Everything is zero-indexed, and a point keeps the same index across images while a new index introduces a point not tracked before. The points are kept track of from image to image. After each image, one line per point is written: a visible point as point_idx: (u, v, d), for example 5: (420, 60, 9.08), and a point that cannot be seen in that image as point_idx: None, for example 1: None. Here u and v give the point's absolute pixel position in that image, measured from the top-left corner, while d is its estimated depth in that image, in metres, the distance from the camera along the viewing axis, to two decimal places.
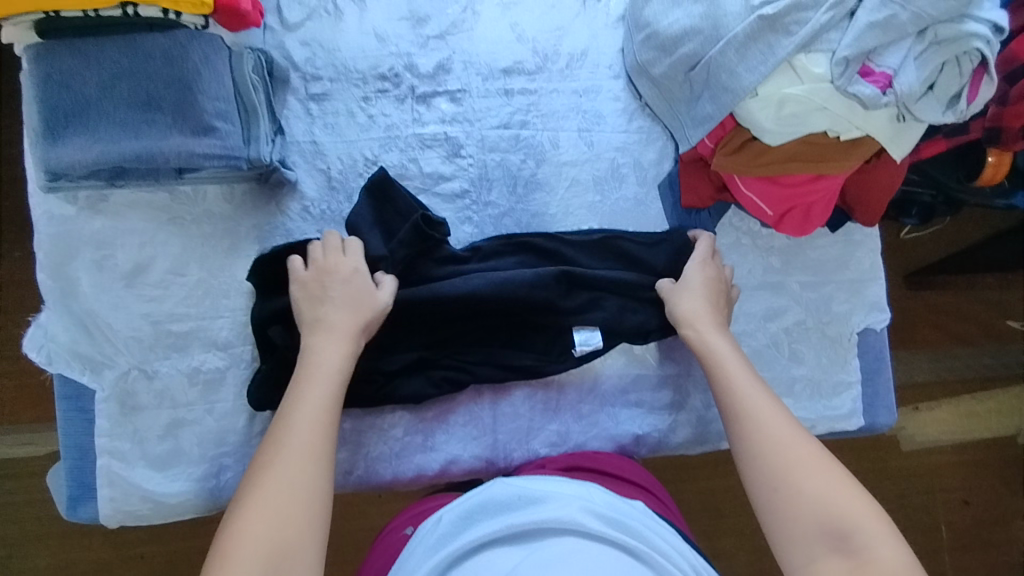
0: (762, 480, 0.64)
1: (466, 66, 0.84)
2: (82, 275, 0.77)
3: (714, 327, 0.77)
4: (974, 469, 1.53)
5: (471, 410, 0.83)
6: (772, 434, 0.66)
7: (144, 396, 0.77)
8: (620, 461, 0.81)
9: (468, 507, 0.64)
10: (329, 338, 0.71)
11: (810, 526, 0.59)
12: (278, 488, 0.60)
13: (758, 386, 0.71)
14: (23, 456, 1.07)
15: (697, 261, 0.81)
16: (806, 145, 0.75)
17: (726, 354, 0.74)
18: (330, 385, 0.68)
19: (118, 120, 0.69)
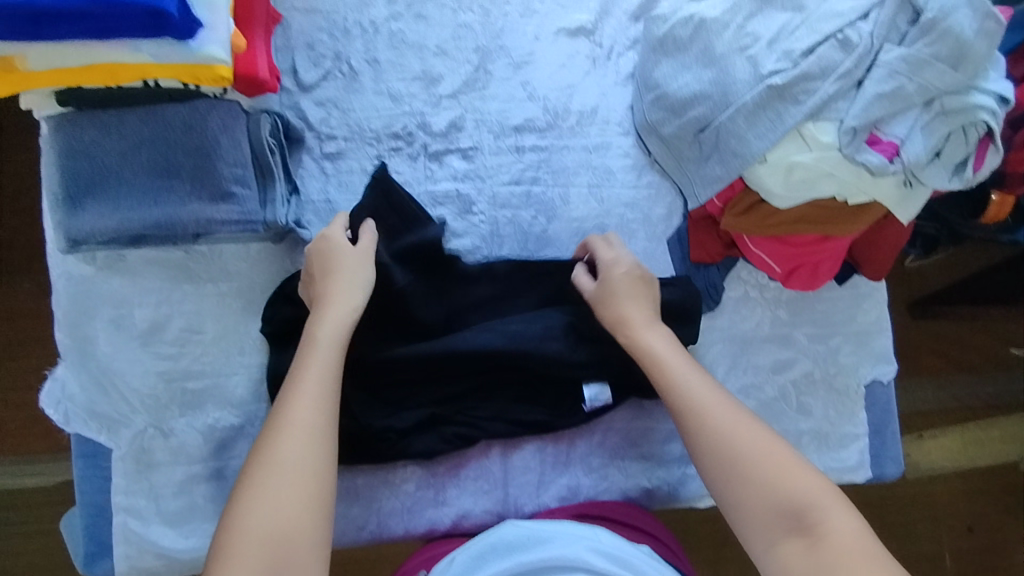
0: (720, 473, 0.65)
1: (478, 125, 0.85)
2: (99, 334, 0.78)
3: (646, 323, 0.75)
4: (979, 497, 1.54)
5: (482, 465, 0.84)
6: (723, 427, 0.66)
7: (159, 453, 0.78)
8: (629, 509, 0.82)
9: (480, 548, 0.68)
10: (334, 310, 0.70)
11: (765, 512, 0.62)
12: (278, 471, 0.60)
13: (704, 379, 0.71)
14: (33, 488, 1.07)
15: (604, 264, 0.78)
16: (814, 208, 0.77)
17: (664, 349, 0.73)
18: (330, 360, 0.67)
19: (138, 188, 0.71)
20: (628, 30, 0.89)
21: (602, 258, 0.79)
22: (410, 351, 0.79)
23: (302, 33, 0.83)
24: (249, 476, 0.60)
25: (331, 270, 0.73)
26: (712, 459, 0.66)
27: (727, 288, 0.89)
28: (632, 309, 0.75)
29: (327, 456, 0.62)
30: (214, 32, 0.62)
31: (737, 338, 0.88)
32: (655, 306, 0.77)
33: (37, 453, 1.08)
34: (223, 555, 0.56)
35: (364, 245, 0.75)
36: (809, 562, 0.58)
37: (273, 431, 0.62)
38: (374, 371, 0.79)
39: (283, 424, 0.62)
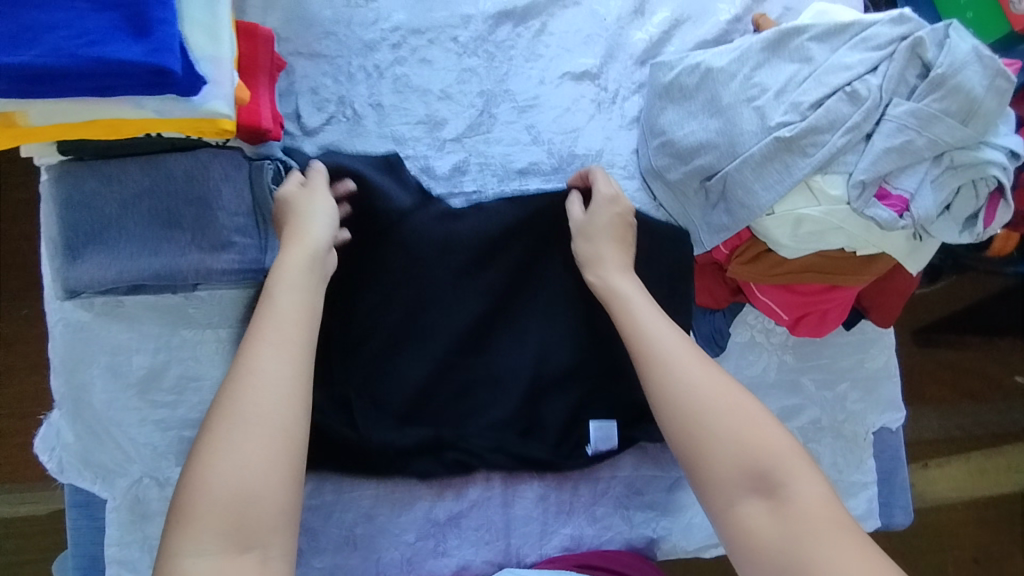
0: (683, 426, 0.64)
1: (482, 169, 0.84)
2: (95, 381, 0.76)
3: (618, 270, 0.76)
4: (985, 527, 1.52)
5: (485, 515, 0.82)
6: (690, 382, 0.65)
7: (155, 504, 0.77)
8: (634, 557, 0.80)
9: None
10: (299, 252, 0.68)
11: (728, 467, 0.61)
12: (241, 424, 0.58)
13: (672, 332, 0.70)
14: (25, 517, 1.05)
15: (603, 198, 0.78)
16: (822, 258, 0.76)
17: (631, 297, 0.73)
18: (295, 305, 0.65)
19: (138, 238, 0.70)
20: (633, 74, 0.89)
21: (601, 191, 0.79)
22: (416, 363, 0.78)
23: (306, 78, 0.82)
24: (210, 428, 0.59)
25: (288, 215, 0.71)
26: (674, 414, 0.65)
27: (733, 333, 0.88)
28: (606, 248, 0.77)
29: (298, 414, 0.61)
30: (218, 87, 0.62)
31: (745, 385, 0.87)
32: (630, 255, 0.78)
33: (31, 481, 1.06)
34: (184, 512, 0.55)
35: (315, 185, 0.73)
36: (771, 522, 0.58)
37: (236, 379, 0.60)
38: (381, 382, 0.77)
39: (246, 373, 0.61)
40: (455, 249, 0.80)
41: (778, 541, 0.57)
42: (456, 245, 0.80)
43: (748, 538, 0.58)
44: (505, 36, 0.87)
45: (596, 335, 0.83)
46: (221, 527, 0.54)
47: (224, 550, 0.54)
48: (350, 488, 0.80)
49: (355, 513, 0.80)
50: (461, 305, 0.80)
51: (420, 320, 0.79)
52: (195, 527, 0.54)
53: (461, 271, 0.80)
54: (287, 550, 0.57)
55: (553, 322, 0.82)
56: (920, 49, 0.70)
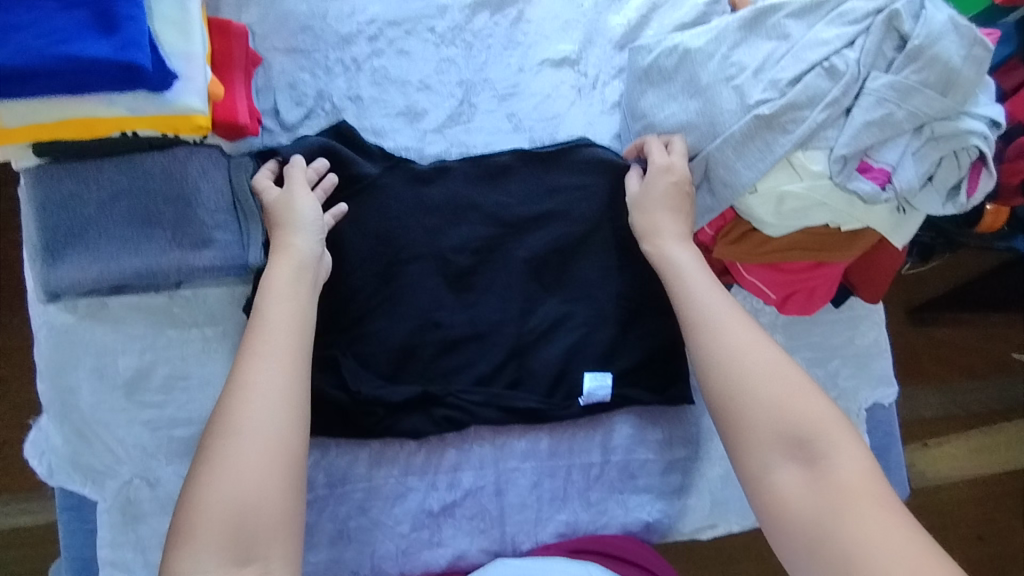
0: (725, 390, 0.64)
1: (463, 158, 0.84)
2: (83, 384, 0.76)
3: (677, 240, 0.75)
4: (987, 506, 1.52)
5: (479, 505, 0.82)
6: (739, 349, 0.66)
7: (146, 504, 0.77)
8: (630, 543, 0.80)
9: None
10: (286, 264, 0.69)
11: (767, 434, 0.61)
12: (240, 440, 0.58)
13: (722, 298, 0.71)
14: (28, 526, 1.06)
15: (656, 168, 0.75)
16: (806, 235, 0.76)
17: (682, 268, 0.73)
18: (286, 320, 0.65)
19: (117, 238, 0.70)
20: (613, 59, 0.89)
21: (653, 161, 0.76)
22: (399, 320, 0.81)
23: (283, 73, 0.82)
24: (209, 447, 0.58)
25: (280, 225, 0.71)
26: (722, 381, 0.65)
27: None
28: (664, 219, 0.76)
29: (297, 428, 0.61)
30: (191, 83, 0.62)
31: None
32: (689, 224, 0.76)
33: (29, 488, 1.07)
34: (184, 531, 0.55)
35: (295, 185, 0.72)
36: (806, 490, 0.58)
37: (232, 396, 0.60)
38: (367, 340, 0.80)
39: (241, 389, 0.61)
40: (428, 217, 0.82)
41: (817, 509, 0.57)
42: (430, 212, 0.82)
43: (783, 503, 0.59)
44: (483, 25, 0.87)
45: (573, 280, 0.85)
46: (221, 540, 0.54)
47: (224, 566, 0.54)
48: (343, 481, 0.80)
49: (349, 506, 0.80)
50: (442, 258, 0.82)
51: (401, 276, 0.81)
52: (194, 541, 0.54)
53: (441, 228, 0.82)
54: (289, 559, 0.57)
55: (537, 273, 0.84)
56: (897, 21, 0.69)
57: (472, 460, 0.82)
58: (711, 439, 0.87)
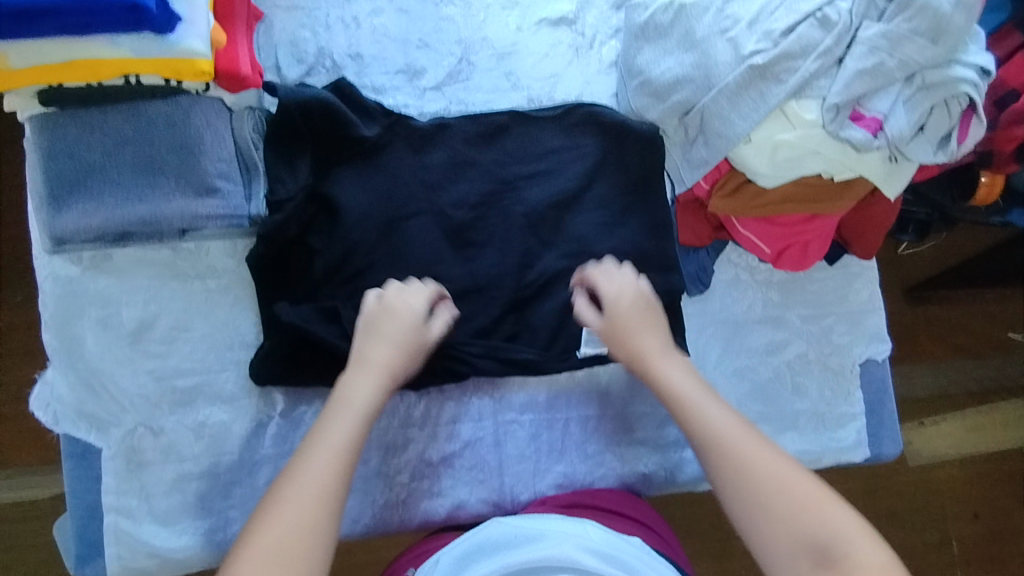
0: (743, 504, 0.65)
1: (462, 115, 0.85)
2: (86, 334, 0.78)
3: (663, 350, 0.77)
4: (982, 483, 1.54)
5: (478, 456, 0.84)
6: (748, 461, 0.66)
7: (150, 452, 0.78)
8: (621, 496, 0.82)
9: (465, 549, 0.68)
10: (363, 375, 0.72)
11: (791, 544, 0.61)
12: (276, 544, 0.59)
13: (723, 409, 0.71)
14: (29, 499, 1.11)
15: (607, 298, 0.79)
16: (801, 187, 0.77)
17: (690, 393, 0.73)
18: (347, 426, 0.68)
19: (120, 186, 0.71)
20: (610, 19, 0.90)
21: (604, 291, 0.79)
22: (399, 273, 0.82)
23: (284, 30, 0.83)
24: (246, 530, 0.61)
25: (386, 319, 0.75)
26: (739, 489, 0.65)
27: (716, 271, 0.90)
28: (645, 342, 0.77)
29: (327, 523, 0.62)
30: (193, 26, 0.63)
31: (729, 322, 0.89)
32: (665, 332, 0.79)
33: (31, 462, 1.12)
34: None
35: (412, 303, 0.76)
36: None
37: (280, 493, 0.63)
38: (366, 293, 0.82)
39: (289, 481, 0.63)
40: (426, 174, 0.83)
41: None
42: (430, 169, 0.83)
43: None
44: None
45: (572, 235, 0.86)
46: None
47: None
48: None
49: None
50: (442, 213, 0.83)
51: (401, 231, 0.82)
52: None
53: (440, 185, 0.84)
54: None
55: (535, 228, 0.85)
56: None
57: (471, 412, 0.84)
58: None
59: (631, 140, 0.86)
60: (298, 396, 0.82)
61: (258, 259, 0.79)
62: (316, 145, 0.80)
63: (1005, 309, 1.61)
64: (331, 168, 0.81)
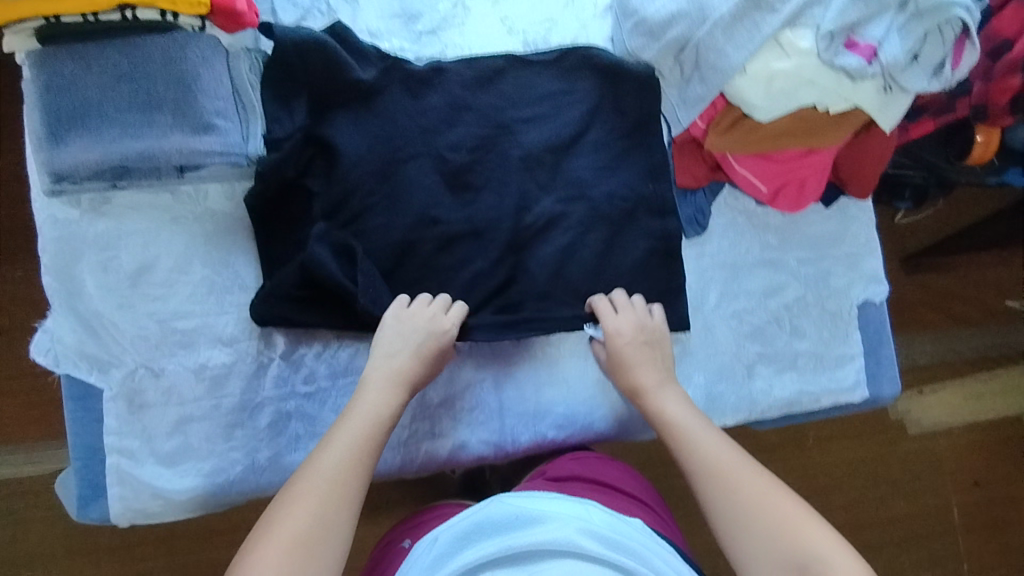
0: (729, 524, 0.67)
1: (458, 59, 0.86)
2: (86, 276, 0.78)
3: (662, 382, 0.81)
4: (982, 450, 1.54)
5: (479, 396, 0.84)
6: (738, 482, 0.69)
7: (151, 394, 0.79)
8: (620, 472, 0.84)
9: (465, 528, 0.66)
10: (376, 389, 0.76)
11: (773, 561, 0.63)
12: (286, 534, 0.62)
13: (716, 439, 0.75)
14: (29, 476, 1.17)
15: (609, 329, 0.81)
16: (797, 121, 0.77)
17: (687, 424, 0.76)
18: (360, 439, 0.71)
19: (118, 121, 0.71)
20: None
21: (607, 325, 0.81)
22: (398, 216, 0.82)
23: None
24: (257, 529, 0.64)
25: (402, 330, 0.79)
26: (726, 507, 0.68)
27: (714, 214, 0.90)
28: (644, 375, 0.80)
29: (335, 521, 0.65)
30: None
31: (727, 264, 0.89)
32: (665, 365, 0.82)
33: (34, 439, 1.17)
34: None
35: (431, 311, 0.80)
36: None
37: (293, 489, 0.66)
38: (365, 236, 0.82)
39: (302, 480, 0.67)
40: (423, 117, 0.83)
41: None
42: (426, 112, 0.83)
43: None
44: None
45: (569, 177, 0.86)
46: None
47: None
48: (345, 372, 0.83)
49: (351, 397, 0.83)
50: (439, 156, 0.83)
51: (399, 174, 0.83)
52: None
53: (437, 128, 0.84)
54: None
55: (532, 171, 0.85)
56: None
57: (471, 354, 0.85)
58: (706, 336, 0.88)
59: (627, 80, 0.86)
60: (299, 339, 0.83)
61: (259, 198, 0.80)
62: (313, 87, 0.80)
63: (1003, 277, 1.61)
64: (328, 111, 0.81)
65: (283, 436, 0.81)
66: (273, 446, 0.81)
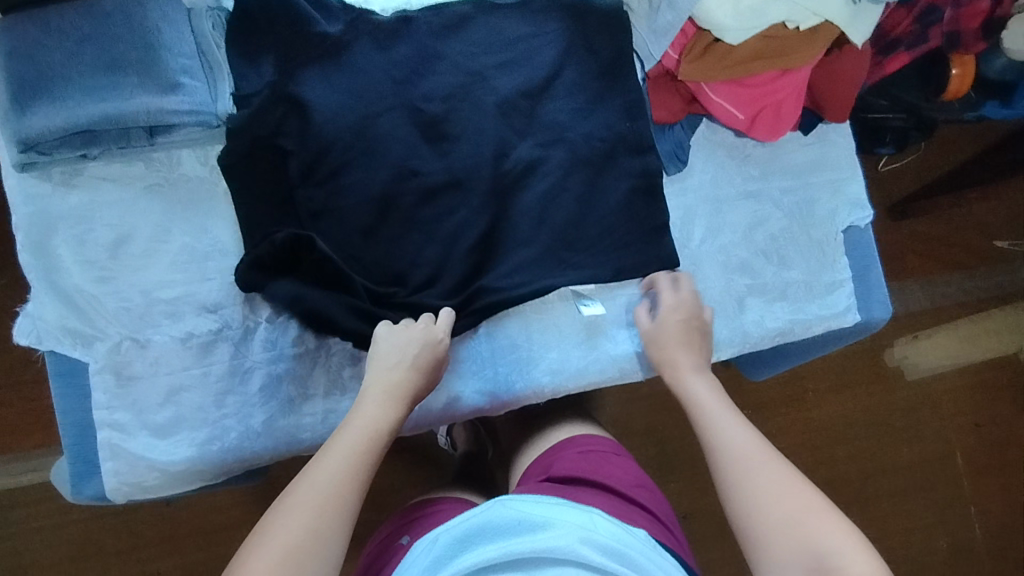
0: (746, 509, 0.61)
1: (424, 8, 0.85)
2: (62, 250, 0.77)
3: (694, 367, 0.76)
4: (980, 391, 1.54)
5: (471, 350, 0.83)
6: (758, 466, 0.63)
7: (138, 365, 0.77)
8: (628, 478, 0.80)
9: (464, 530, 0.60)
10: (378, 398, 0.70)
11: (787, 549, 0.57)
12: (276, 549, 0.56)
13: (739, 426, 0.68)
14: (26, 483, 1.15)
15: (667, 307, 0.80)
16: (766, 40, 0.80)
17: (710, 407, 0.71)
18: (359, 449, 0.65)
19: (84, 85, 0.72)
20: None
21: (664, 302, 0.81)
22: (375, 171, 0.81)
23: None
24: (247, 543, 0.57)
25: (404, 339, 0.74)
26: (742, 493, 0.62)
27: (694, 148, 0.89)
28: (682, 357, 0.77)
29: (328, 541, 0.58)
30: None
31: (710, 199, 0.89)
32: (705, 356, 0.78)
33: (30, 447, 1.15)
34: None
35: (426, 327, 0.76)
36: None
37: (288, 498, 0.60)
38: (342, 193, 0.80)
39: (298, 488, 0.60)
40: (393, 68, 0.82)
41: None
42: (396, 63, 0.82)
43: None
44: None
45: (547, 119, 0.85)
46: None
47: None
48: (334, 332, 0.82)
49: (342, 356, 0.82)
50: (412, 107, 0.82)
51: (374, 128, 0.81)
52: None
53: (408, 78, 0.82)
54: None
55: (508, 116, 0.84)
56: None
57: None
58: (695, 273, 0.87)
59: (596, 18, 0.85)
60: None
61: (230, 156, 0.78)
62: (280, 43, 0.79)
63: (994, 217, 1.59)
64: (297, 67, 0.80)
65: (276, 400, 0.80)
66: (266, 412, 0.79)
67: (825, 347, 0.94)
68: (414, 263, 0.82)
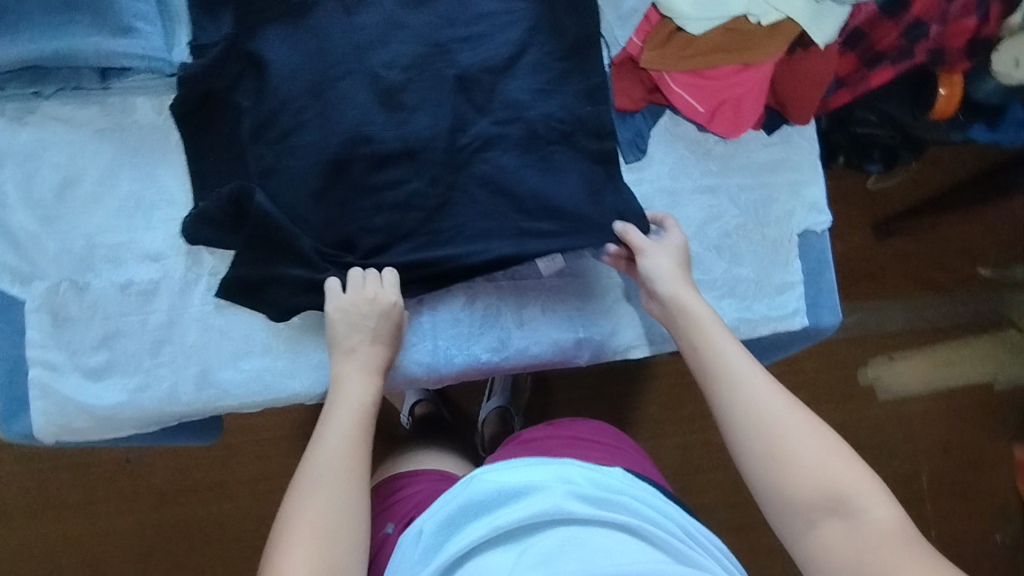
0: (763, 449, 0.63)
1: None
2: (8, 186, 0.78)
3: (689, 289, 0.76)
4: (953, 417, 1.53)
5: (411, 320, 0.83)
6: (767, 407, 0.64)
7: (75, 308, 0.78)
8: (595, 428, 0.80)
9: (448, 513, 0.58)
10: (356, 371, 0.73)
11: (808, 489, 0.60)
12: (304, 530, 0.59)
13: (750, 364, 0.68)
14: None
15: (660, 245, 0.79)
16: (727, 33, 0.80)
17: (715, 340, 0.70)
18: (351, 425, 0.68)
19: (37, 22, 0.74)
20: None
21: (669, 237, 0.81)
22: (327, 133, 0.79)
23: None
24: (277, 531, 0.61)
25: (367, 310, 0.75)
26: (752, 431, 0.64)
27: (652, 139, 0.89)
28: (683, 281, 0.76)
29: (348, 512, 0.62)
30: None
31: (667, 190, 0.88)
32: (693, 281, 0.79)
33: None
34: None
35: (374, 292, 0.76)
36: (849, 546, 0.57)
37: (304, 485, 0.63)
38: (293, 153, 0.79)
39: (308, 473, 0.64)
40: (356, 32, 0.81)
41: (856, 558, 0.56)
42: (359, 28, 0.82)
43: (827, 559, 0.58)
44: None
45: (507, 96, 0.84)
46: None
47: None
48: None
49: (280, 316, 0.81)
50: (373, 74, 0.81)
51: (331, 92, 0.80)
52: None
53: (370, 44, 0.82)
54: None
55: (467, 91, 0.83)
56: None
57: None
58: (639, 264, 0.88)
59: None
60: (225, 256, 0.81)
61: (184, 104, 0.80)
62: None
63: (981, 244, 1.57)
64: (256, 25, 0.80)
65: (211, 353, 0.79)
66: (201, 365, 0.79)
67: (772, 349, 0.93)
68: (364, 230, 0.80)
